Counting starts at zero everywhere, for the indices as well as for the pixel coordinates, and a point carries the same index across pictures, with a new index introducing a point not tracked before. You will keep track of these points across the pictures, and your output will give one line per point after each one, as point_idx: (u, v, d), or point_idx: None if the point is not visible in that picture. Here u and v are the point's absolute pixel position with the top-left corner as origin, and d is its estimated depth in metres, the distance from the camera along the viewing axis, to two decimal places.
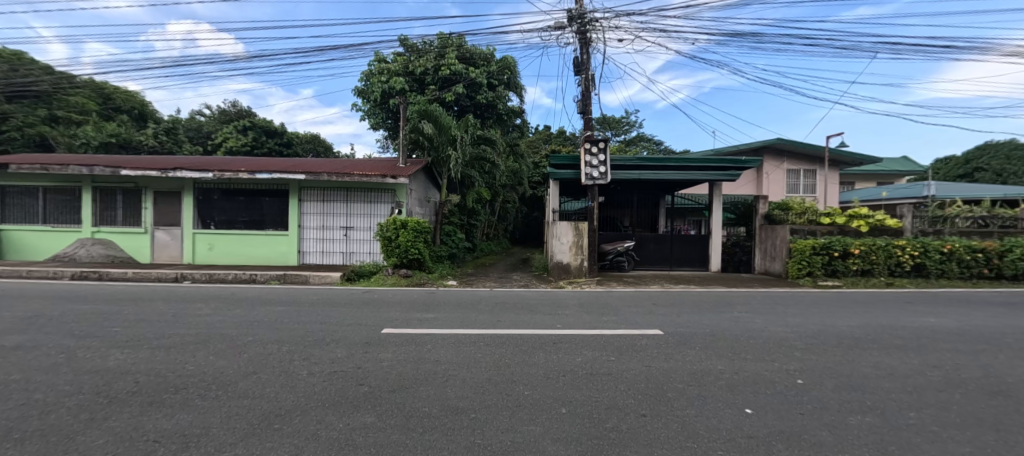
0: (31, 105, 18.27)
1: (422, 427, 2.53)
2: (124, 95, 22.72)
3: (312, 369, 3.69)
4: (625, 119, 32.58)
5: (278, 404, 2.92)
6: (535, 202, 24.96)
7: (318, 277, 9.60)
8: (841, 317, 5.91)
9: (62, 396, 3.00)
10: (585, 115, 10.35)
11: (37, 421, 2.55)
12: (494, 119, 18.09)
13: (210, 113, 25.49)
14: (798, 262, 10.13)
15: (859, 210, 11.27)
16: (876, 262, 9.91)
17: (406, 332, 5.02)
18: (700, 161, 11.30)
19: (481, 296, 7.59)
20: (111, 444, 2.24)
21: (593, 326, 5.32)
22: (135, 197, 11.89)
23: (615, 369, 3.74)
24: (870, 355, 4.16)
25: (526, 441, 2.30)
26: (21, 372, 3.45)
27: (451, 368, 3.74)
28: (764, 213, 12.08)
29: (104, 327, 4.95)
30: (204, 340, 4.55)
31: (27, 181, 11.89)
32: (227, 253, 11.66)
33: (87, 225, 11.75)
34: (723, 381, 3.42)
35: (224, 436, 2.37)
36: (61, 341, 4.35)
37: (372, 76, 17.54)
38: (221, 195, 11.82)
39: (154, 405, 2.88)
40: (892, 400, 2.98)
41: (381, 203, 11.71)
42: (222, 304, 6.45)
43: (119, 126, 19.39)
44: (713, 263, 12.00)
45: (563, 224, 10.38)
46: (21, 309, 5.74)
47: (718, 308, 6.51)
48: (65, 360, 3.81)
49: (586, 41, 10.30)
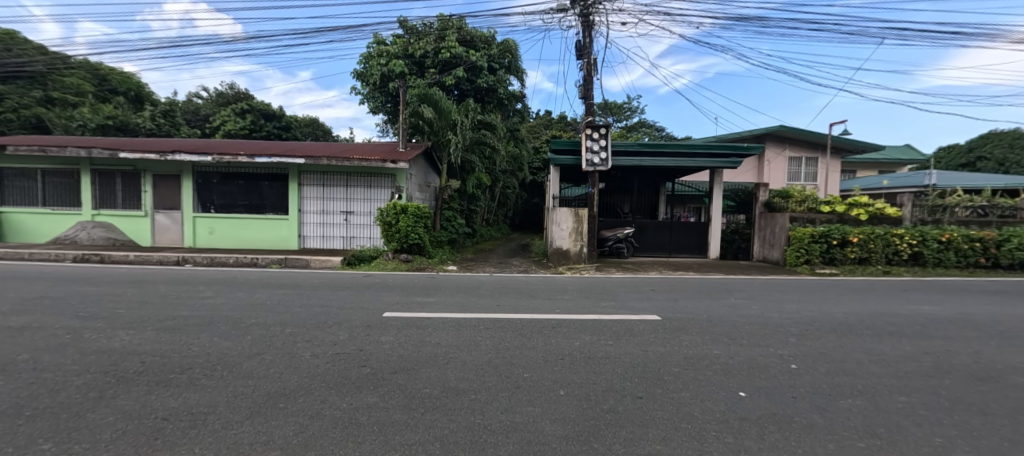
0: (26, 86, 17.73)
1: (423, 406, 2.60)
2: (120, 76, 22.42)
3: (315, 351, 3.74)
4: (626, 105, 32.20)
5: (282, 384, 2.98)
6: (535, 188, 24.84)
7: (319, 260, 9.64)
8: (836, 304, 5.97)
9: (69, 375, 3.06)
10: (586, 101, 10.22)
11: (48, 400, 2.61)
12: (495, 104, 17.83)
13: (207, 96, 25.10)
14: (797, 250, 10.18)
15: (860, 199, 11.23)
16: (874, 250, 9.94)
17: (406, 315, 5.07)
18: (702, 148, 11.15)
19: (480, 281, 7.68)
20: (120, 423, 2.30)
21: (592, 311, 5.39)
22: (134, 180, 11.83)
23: (612, 352, 3.80)
24: (864, 342, 4.22)
25: (526, 421, 2.37)
26: (27, 352, 3.49)
27: (451, 351, 3.78)
28: (764, 201, 12.06)
29: (109, 309, 5.01)
30: (207, 322, 4.60)
31: (25, 163, 11.85)
32: (227, 237, 11.70)
33: (88, 208, 11.74)
34: (718, 365, 3.48)
35: (231, 415, 2.44)
36: (66, 322, 4.40)
37: (371, 59, 17.24)
38: (221, 179, 11.75)
39: (160, 384, 2.94)
40: (883, 385, 3.05)
41: (382, 187, 11.66)
42: (222, 287, 6.51)
43: (116, 108, 19.20)
44: (712, 250, 12.03)
45: (563, 210, 10.40)
46: (25, 291, 5.78)
47: (714, 295, 6.56)
48: (71, 340, 3.87)
49: (588, 24, 10.08)
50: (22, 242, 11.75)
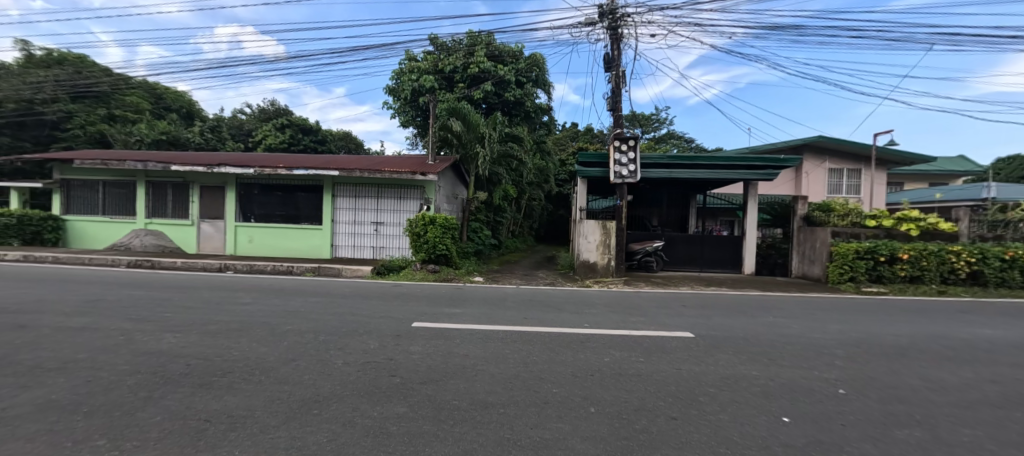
0: (93, 105, 19.33)
1: (452, 419, 2.59)
2: (173, 95, 24.11)
3: (347, 359, 3.82)
4: (655, 116, 31.79)
5: (316, 390, 3.05)
6: (560, 200, 24.80)
7: (350, 270, 9.89)
8: (885, 325, 5.59)
9: (122, 374, 3.25)
10: (614, 112, 10.16)
11: (103, 397, 2.79)
12: (522, 117, 18.01)
13: (251, 112, 26.56)
14: (840, 267, 9.63)
15: (910, 212, 10.44)
16: (927, 268, 9.27)
17: (434, 326, 5.10)
18: (735, 159, 10.83)
19: (507, 293, 7.65)
20: (166, 422, 2.42)
21: (622, 326, 5.25)
22: (182, 190, 12.62)
23: (644, 370, 3.68)
24: (918, 367, 3.91)
25: (555, 438, 2.32)
26: (85, 352, 3.74)
27: (479, 363, 3.78)
28: (803, 215, 11.49)
29: (158, 312, 5.30)
30: (246, 327, 4.79)
31: (89, 175, 12.89)
32: (264, 246, 12.22)
33: (142, 216, 12.59)
34: (758, 387, 3.30)
35: (267, 419, 2.51)
36: (120, 324, 4.69)
37: (404, 75, 17.84)
38: (261, 190, 12.36)
39: (204, 386, 3.07)
40: (944, 415, 2.79)
41: (411, 199, 11.94)
42: (260, 294, 6.77)
43: (168, 124, 20.54)
44: (746, 265, 11.55)
45: (590, 223, 10.31)
46: (85, 294, 6.22)
47: (750, 312, 6.26)
48: (125, 341, 4.12)
49: (617, 37, 10.10)
50: (84, 246, 12.79)
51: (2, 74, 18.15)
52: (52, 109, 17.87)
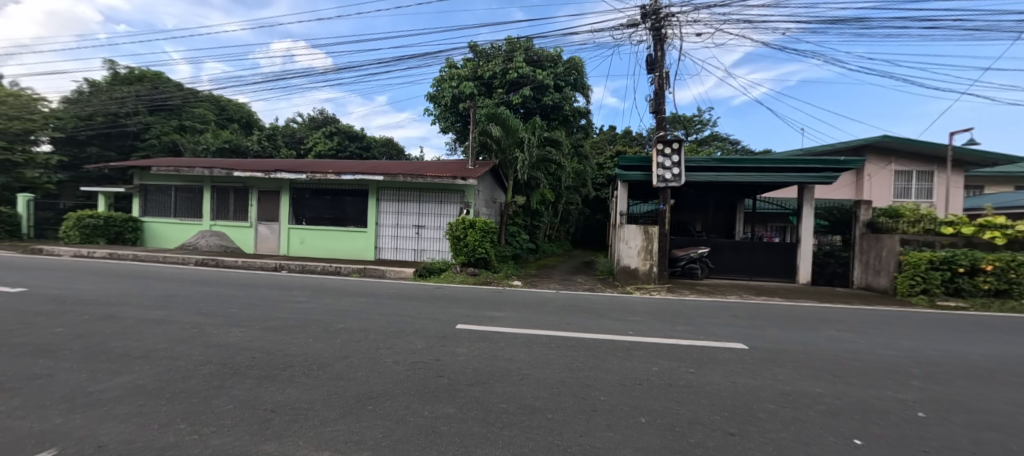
0: (167, 117, 21.24)
1: (501, 422, 2.62)
2: (235, 106, 26.17)
3: (396, 358, 3.96)
4: (696, 118, 30.68)
5: (369, 387, 3.19)
6: (596, 204, 24.41)
7: (393, 272, 10.26)
8: (969, 343, 5.05)
9: (198, 364, 3.56)
10: (657, 115, 9.91)
11: (183, 384, 3.06)
12: (560, 121, 17.92)
13: (302, 120, 28.24)
14: (910, 278, 8.84)
15: (995, 219, 9.43)
16: (1017, 281, 8.31)
17: (479, 329, 5.19)
18: (788, 162, 10.22)
19: (548, 297, 7.64)
20: (237, 410, 2.61)
21: (669, 335, 5.08)
22: (241, 194, 13.62)
23: (695, 381, 3.55)
24: (1012, 391, 3.50)
25: (607, 448, 2.29)
26: (165, 342, 4.12)
27: (524, 367, 3.79)
28: (866, 221, 10.74)
29: (225, 307, 5.74)
30: (301, 324, 5.09)
31: (163, 180, 14.21)
32: (314, 247, 12.92)
33: (207, 218, 13.71)
34: (822, 406, 3.09)
35: (326, 413, 2.65)
36: (192, 317, 5.12)
37: (444, 82, 18.35)
38: (312, 194, 13.11)
39: (268, 378, 3.30)
40: None
41: (451, 203, 12.22)
42: (313, 293, 7.16)
43: (231, 134, 22.27)
44: (802, 274, 10.84)
45: (631, 228, 10.07)
46: (163, 289, 6.84)
47: (808, 325, 5.87)
48: (197, 333, 4.50)
49: (660, 38, 9.87)
50: (157, 245, 14.15)
51: (94, 91, 20.34)
52: (133, 122, 19.79)
